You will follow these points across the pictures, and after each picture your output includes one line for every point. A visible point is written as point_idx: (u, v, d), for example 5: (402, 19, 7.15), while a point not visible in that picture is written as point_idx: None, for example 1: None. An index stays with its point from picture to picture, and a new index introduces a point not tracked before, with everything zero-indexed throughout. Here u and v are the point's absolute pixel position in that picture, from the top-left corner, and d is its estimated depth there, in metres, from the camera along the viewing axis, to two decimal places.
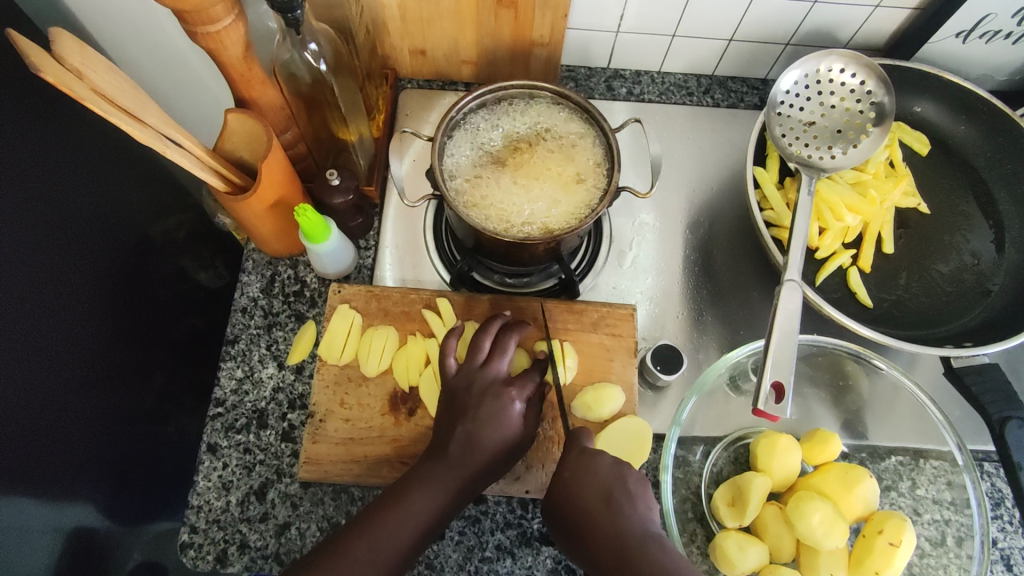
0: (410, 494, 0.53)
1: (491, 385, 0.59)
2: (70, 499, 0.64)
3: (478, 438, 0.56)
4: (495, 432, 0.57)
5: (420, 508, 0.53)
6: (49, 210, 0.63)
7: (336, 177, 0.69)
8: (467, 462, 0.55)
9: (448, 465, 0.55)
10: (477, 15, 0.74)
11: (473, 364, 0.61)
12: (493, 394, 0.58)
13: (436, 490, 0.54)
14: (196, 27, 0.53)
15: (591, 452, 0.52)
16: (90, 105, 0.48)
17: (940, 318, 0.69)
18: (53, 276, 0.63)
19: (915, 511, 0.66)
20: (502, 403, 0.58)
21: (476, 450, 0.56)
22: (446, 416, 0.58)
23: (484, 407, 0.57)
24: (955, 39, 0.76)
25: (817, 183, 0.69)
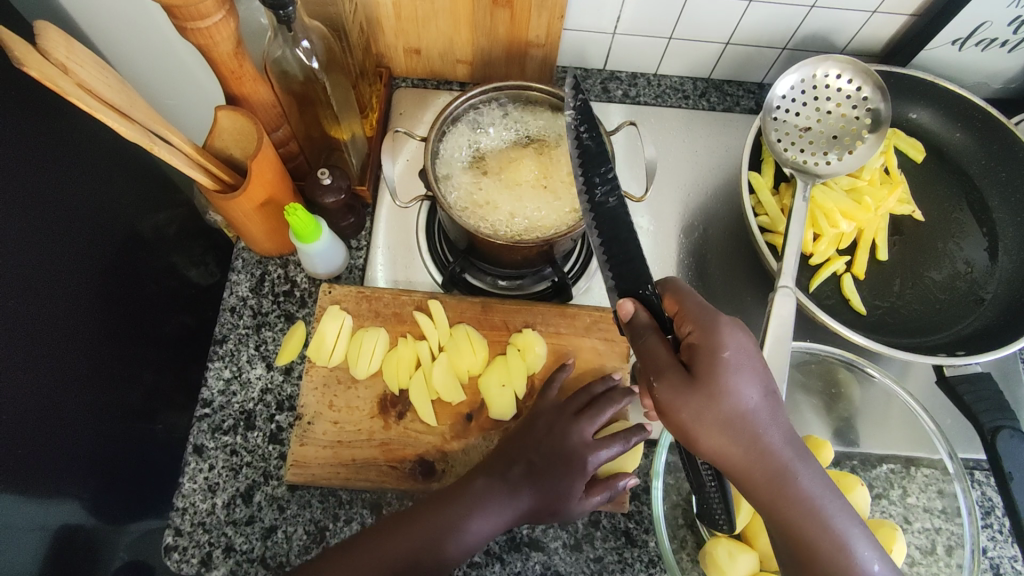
0: (466, 498, 0.56)
1: (576, 437, 0.60)
2: (56, 496, 0.62)
3: (545, 484, 0.58)
4: (567, 482, 0.58)
5: (474, 517, 0.55)
6: (34, 202, 0.62)
7: (327, 177, 0.68)
8: (536, 503, 0.58)
9: (507, 487, 0.57)
10: (472, 15, 0.73)
11: (572, 409, 0.62)
12: (575, 446, 0.59)
13: (496, 507, 0.56)
14: (186, 23, 0.52)
15: (745, 334, 0.50)
16: (76, 101, 0.47)
17: (933, 326, 0.69)
18: (36, 271, 0.61)
19: (905, 519, 0.66)
20: (582, 456, 0.59)
21: (537, 494, 0.57)
22: (518, 450, 0.60)
23: (560, 453, 0.59)
24: (951, 47, 0.76)
25: (812, 189, 0.69)
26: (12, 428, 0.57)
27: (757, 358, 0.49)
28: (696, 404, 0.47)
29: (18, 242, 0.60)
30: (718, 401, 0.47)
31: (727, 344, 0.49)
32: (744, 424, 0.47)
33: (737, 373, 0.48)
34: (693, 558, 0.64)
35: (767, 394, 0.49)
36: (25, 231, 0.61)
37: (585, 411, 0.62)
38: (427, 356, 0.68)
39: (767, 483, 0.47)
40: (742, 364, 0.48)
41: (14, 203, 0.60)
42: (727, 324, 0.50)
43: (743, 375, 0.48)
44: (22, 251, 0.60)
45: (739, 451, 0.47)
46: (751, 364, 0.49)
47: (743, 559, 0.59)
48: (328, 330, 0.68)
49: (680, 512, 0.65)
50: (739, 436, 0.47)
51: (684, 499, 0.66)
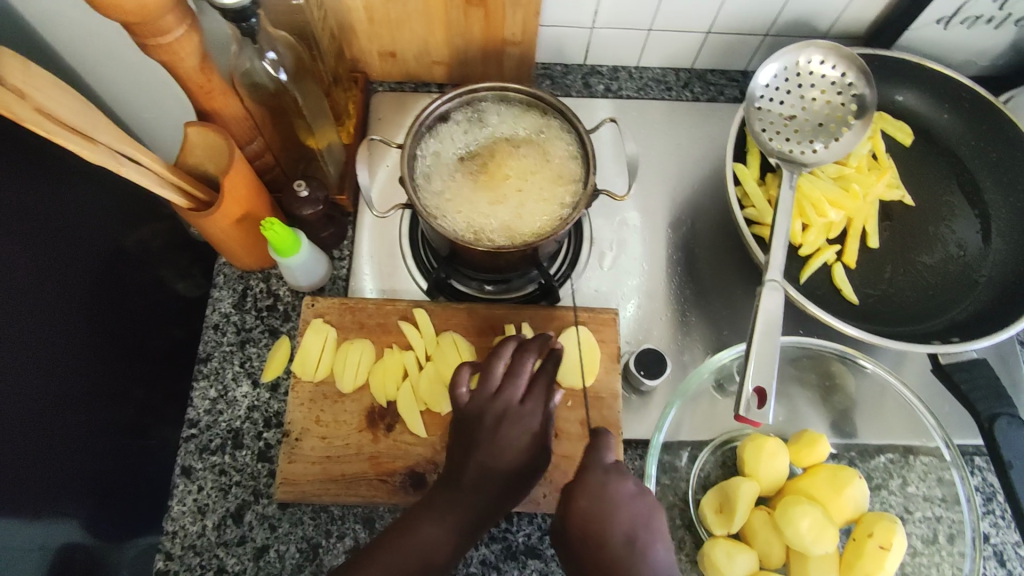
0: (414, 533, 0.46)
1: (503, 424, 0.49)
2: (55, 516, 0.61)
3: (496, 466, 0.48)
4: (508, 459, 0.48)
5: (431, 546, 0.46)
6: (10, 218, 0.60)
7: (304, 189, 0.67)
8: (479, 491, 0.47)
9: (461, 498, 0.48)
10: (446, 15, 0.72)
11: (487, 392, 0.52)
12: (505, 424, 0.49)
13: (451, 524, 0.47)
14: (147, 39, 0.51)
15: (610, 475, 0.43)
16: (35, 127, 0.46)
17: (927, 313, 0.67)
18: (18, 290, 0.60)
19: (906, 509, 0.65)
20: (512, 434, 0.49)
21: (490, 480, 0.48)
22: (455, 448, 0.50)
23: (494, 438, 0.49)
24: (936, 26, 0.75)
25: (798, 178, 0.67)
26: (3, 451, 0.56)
27: (638, 501, 0.41)
28: (564, 538, 0.41)
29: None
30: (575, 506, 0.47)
31: (591, 492, 0.41)
32: (600, 559, 0.39)
33: (596, 519, 0.41)
34: (691, 558, 0.63)
35: (636, 540, 0.39)
36: (6, 248, 0.59)
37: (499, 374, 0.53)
38: (413, 365, 0.67)
39: None
40: (604, 512, 0.41)
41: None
42: (607, 473, 0.43)
43: (611, 521, 0.40)
44: (4, 270, 0.59)
45: None
46: (619, 508, 0.41)
47: (741, 559, 0.58)
48: (313, 344, 0.67)
49: (678, 513, 0.65)
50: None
51: (681, 499, 0.65)
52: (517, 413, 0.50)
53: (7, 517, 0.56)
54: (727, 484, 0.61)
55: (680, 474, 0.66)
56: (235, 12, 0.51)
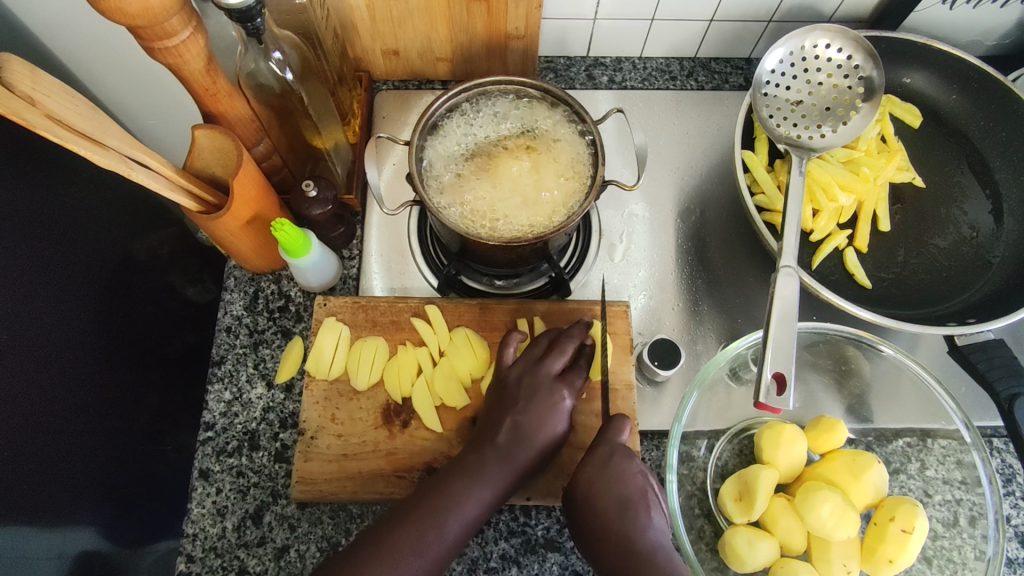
0: (455, 489, 0.52)
1: (543, 379, 0.58)
2: (72, 524, 0.62)
3: (534, 430, 0.56)
4: (545, 421, 0.56)
5: (470, 501, 0.51)
6: (20, 228, 0.60)
7: (313, 188, 0.66)
8: (514, 454, 0.54)
9: (502, 455, 0.54)
10: (449, 11, 0.72)
11: (532, 357, 0.61)
12: (545, 387, 0.58)
13: (490, 482, 0.53)
14: (153, 42, 0.51)
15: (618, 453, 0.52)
16: (44, 132, 0.46)
17: (940, 295, 0.67)
18: (29, 300, 0.60)
19: (925, 493, 0.65)
20: (554, 396, 0.57)
21: (526, 441, 0.55)
22: (494, 410, 0.58)
23: (535, 403, 0.57)
24: (941, 6, 0.74)
25: (808, 163, 0.67)
26: (20, 460, 0.56)
27: (637, 479, 0.51)
28: (569, 496, 0.52)
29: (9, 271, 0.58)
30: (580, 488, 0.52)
31: (599, 462, 0.52)
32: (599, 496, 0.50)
33: (599, 486, 0.51)
34: (711, 547, 0.63)
35: (630, 504, 0.50)
36: (17, 258, 0.59)
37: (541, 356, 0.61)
38: (427, 361, 0.67)
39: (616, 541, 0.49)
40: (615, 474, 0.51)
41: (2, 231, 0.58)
42: (614, 450, 0.53)
43: (606, 492, 0.50)
44: (15, 279, 0.59)
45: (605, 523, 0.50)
46: (620, 482, 0.51)
47: (763, 547, 0.58)
48: (326, 343, 0.67)
49: (696, 501, 0.65)
50: (605, 516, 0.50)
51: (699, 488, 0.65)
52: (557, 382, 0.59)
53: (25, 525, 0.57)
54: (746, 473, 0.60)
55: (697, 463, 0.66)
56: (240, 12, 0.51)
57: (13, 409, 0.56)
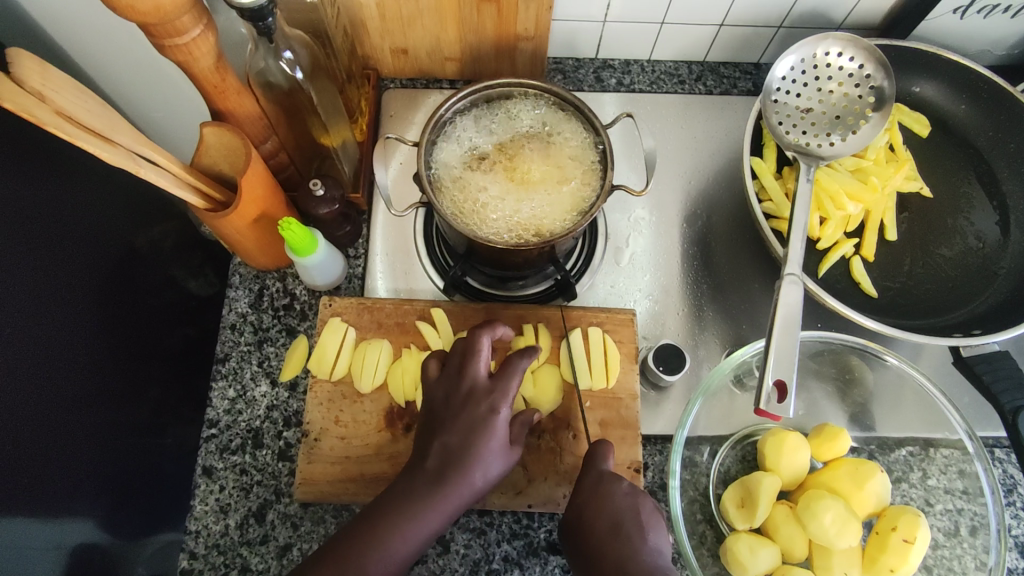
0: (388, 520, 0.51)
1: (468, 399, 0.56)
2: (71, 514, 0.61)
3: (466, 452, 0.53)
4: (475, 438, 0.54)
5: (408, 533, 0.51)
6: (22, 217, 0.60)
7: (320, 187, 0.66)
8: (446, 477, 0.53)
9: (432, 479, 0.53)
10: (459, 11, 0.71)
11: (454, 372, 0.58)
12: (470, 401, 0.56)
13: (426, 509, 0.52)
14: (163, 40, 0.51)
15: (609, 477, 0.54)
16: (55, 129, 0.45)
17: (946, 306, 0.67)
18: (30, 289, 0.60)
19: (926, 502, 0.65)
20: (483, 412, 0.55)
21: (454, 458, 0.53)
22: (425, 431, 0.56)
23: (458, 422, 0.55)
24: (953, 15, 0.74)
25: (816, 171, 0.67)
26: (18, 451, 0.56)
27: (626, 497, 0.52)
28: (567, 525, 0.54)
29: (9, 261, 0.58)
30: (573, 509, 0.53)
31: (587, 491, 0.54)
32: (593, 523, 0.51)
33: (593, 512, 0.52)
34: (712, 553, 0.63)
35: (621, 526, 0.51)
36: (19, 249, 0.59)
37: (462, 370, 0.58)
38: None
39: (605, 538, 0.50)
40: (599, 496, 0.53)
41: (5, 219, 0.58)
42: (602, 476, 0.54)
43: (600, 516, 0.51)
44: (16, 268, 0.58)
45: (597, 534, 0.51)
46: (609, 503, 0.52)
47: (764, 554, 0.58)
48: (330, 343, 0.67)
49: (698, 507, 0.65)
50: (599, 539, 0.50)
51: (702, 494, 0.66)
52: (485, 392, 0.56)
53: (25, 514, 0.56)
54: (748, 480, 0.61)
55: (700, 469, 0.67)
56: (252, 11, 0.51)
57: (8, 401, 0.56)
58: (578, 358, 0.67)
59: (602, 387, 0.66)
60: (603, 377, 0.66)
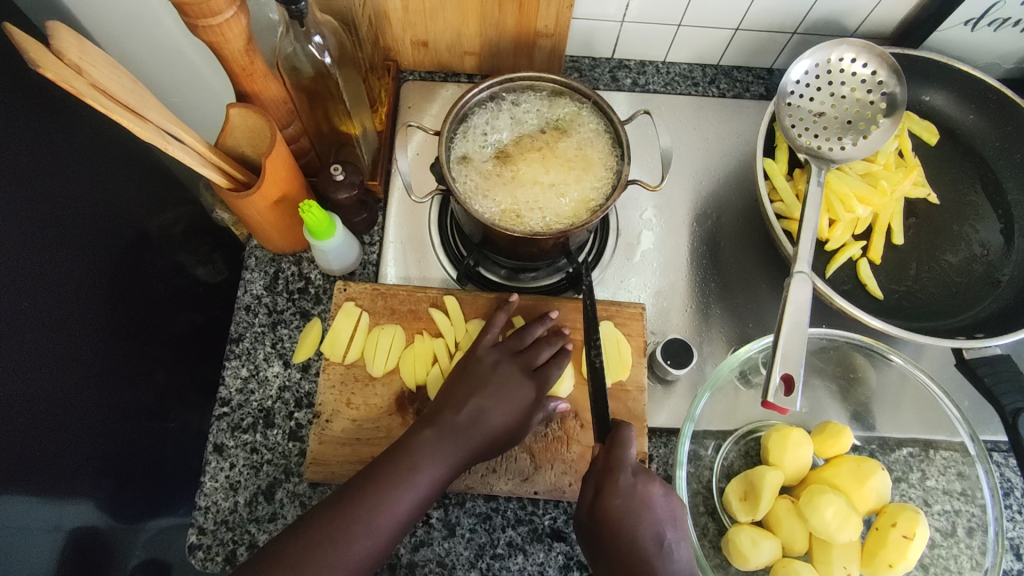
0: (410, 462, 0.57)
1: (515, 371, 0.63)
2: (71, 498, 0.63)
3: (494, 416, 0.60)
4: (508, 406, 0.61)
5: (421, 476, 0.56)
6: (41, 196, 0.61)
7: (340, 172, 0.67)
8: (470, 435, 0.59)
9: (455, 434, 0.59)
10: (481, 6, 0.73)
11: (512, 346, 0.65)
12: (515, 379, 0.62)
13: (441, 461, 0.58)
14: (198, 20, 0.52)
15: (645, 477, 0.54)
16: (91, 101, 0.46)
17: (949, 311, 0.68)
18: (45, 266, 0.61)
19: (925, 502, 0.66)
20: (524, 386, 0.62)
21: (485, 423, 0.60)
22: (461, 390, 0.62)
23: (497, 386, 0.62)
24: (964, 27, 0.76)
25: (827, 173, 0.68)
26: (25, 428, 0.57)
27: (664, 504, 0.54)
28: (594, 519, 0.54)
29: (25, 238, 0.59)
30: (609, 507, 0.53)
31: (625, 491, 0.53)
32: (634, 530, 0.52)
33: (634, 518, 0.53)
34: (714, 545, 0.64)
35: (662, 536, 0.53)
36: (36, 227, 0.60)
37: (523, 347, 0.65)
38: (443, 351, 0.68)
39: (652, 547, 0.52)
40: (639, 502, 0.53)
41: (24, 197, 0.59)
42: (636, 475, 0.54)
43: (641, 525, 0.52)
44: (32, 245, 0.59)
45: (642, 541, 0.52)
46: (650, 512, 0.53)
47: (766, 546, 0.59)
48: (344, 327, 0.68)
49: (701, 500, 0.66)
50: (639, 545, 0.52)
51: (704, 487, 0.67)
52: (529, 376, 0.63)
53: (29, 492, 0.58)
54: (752, 473, 0.62)
55: (704, 462, 0.68)
56: None
57: (21, 375, 0.57)
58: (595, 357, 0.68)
59: (619, 380, 0.67)
60: (613, 370, 0.67)
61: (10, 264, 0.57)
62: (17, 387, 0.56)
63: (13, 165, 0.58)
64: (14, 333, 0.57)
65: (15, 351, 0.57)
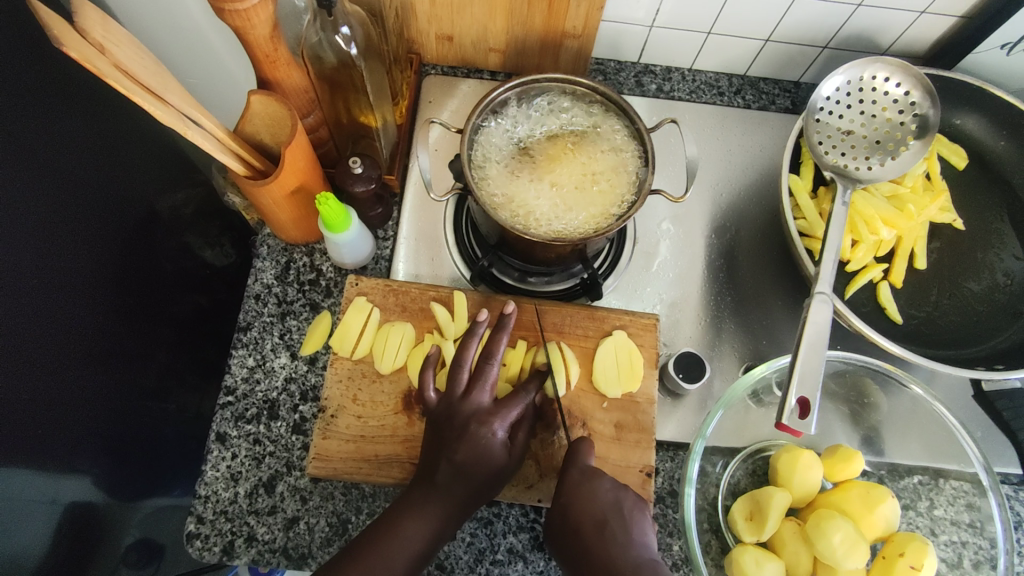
0: (399, 524, 0.54)
1: (475, 413, 0.59)
2: (68, 473, 0.62)
3: (469, 468, 0.56)
4: (482, 454, 0.57)
5: (412, 535, 0.53)
6: (55, 167, 0.60)
7: (359, 165, 0.66)
8: (455, 488, 0.56)
9: (438, 491, 0.56)
10: (510, 3, 0.71)
11: (454, 395, 0.60)
12: (477, 422, 0.58)
13: (436, 517, 0.55)
14: (225, 4, 0.51)
15: (592, 473, 0.54)
16: (113, 82, 0.45)
17: (969, 339, 0.67)
18: (52, 239, 0.60)
19: (932, 532, 0.65)
20: (482, 429, 0.58)
21: (465, 478, 0.56)
22: (433, 448, 0.58)
23: (465, 439, 0.57)
24: (1000, 51, 0.74)
25: (852, 194, 0.67)
26: (25, 402, 0.57)
27: (608, 492, 0.53)
28: (552, 523, 0.53)
29: (34, 208, 0.58)
30: (557, 502, 0.54)
31: (571, 487, 0.54)
32: (577, 525, 0.51)
33: (576, 508, 0.52)
34: (716, 563, 0.63)
35: (605, 523, 0.50)
36: (47, 198, 0.59)
37: (464, 391, 0.60)
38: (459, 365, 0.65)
39: (593, 530, 0.50)
40: (580, 495, 0.53)
41: (36, 168, 0.58)
42: (584, 471, 0.55)
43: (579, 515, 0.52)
44: (42, 217, 0.58)
45: (585, 524, 0.51)
46: (592, 498, 0.52)
47: (770, 567, 0.58)
48: (353, 321, 0.67)
49: (706, 517, 0.65)
50: (584, 537, 0.50)
51: (710, 504, 0.66)
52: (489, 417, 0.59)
53: (27, 466, 0.57)
54: (759, 493, 0.61)
55: (710, 479, 0.67)
56: None
57: (26, 350, 0.56)
58: (606, 367, 0.66)
59: (631, 391, 0.66)
60: (628, 380, 0.66)
61: (18, 235, 0.56)
62: (21, 361, 0.56)
63: (27, 134, 0.57)
64: (18, 307, 0.56)
65: (21, 324, 0.56)
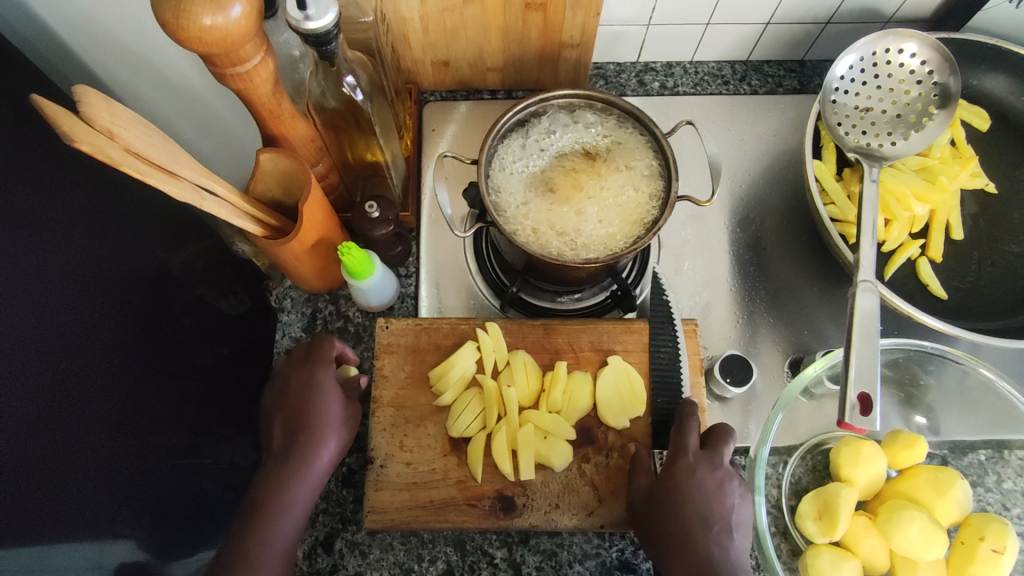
0: (265, 507, 0.55)
1: (295, 375, 0.61)
2: (115, 538, 0.53)
3: (310, 426, 0.58)
4: (313, 404, 0.59)
5: (287, 513, 0.55)
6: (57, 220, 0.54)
7: (375, 209, 0.65)
8: (300, 443, 0.57)
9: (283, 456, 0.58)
10: (504, 20, 0.69)
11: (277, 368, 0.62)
12: (302, 379, 0.60)
13: (296, 482, 0.56)
14: (225, 69, 0.50)
15: (704, 463, 0.57)
16: (127, 169, 0.44)
17: (1016, 305, 0.65)
18: (61, 285, 0.52)
19: (1004, 507, 0.63)
20: (301, 382, 0.60)
21: (303, 431, 0.58)
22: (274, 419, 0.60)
23: (290, 397, 0.60)
24: (1009, 4, 0.72)
25: (881, 173, 0.66)
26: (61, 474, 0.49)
27: (721, 497, 0.56)
28: (650, 497, 0.58)
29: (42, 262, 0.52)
30: (667, 479, 0.57)
31: (683, 472, 0.57)
32: (682, 514, 0.55)
33: (683, 502, 0.56)
34: (789, 565, 0.62)
35: (711, 523, 0.55)
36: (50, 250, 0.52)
37: (284, 361, 0.62)
38: (514, 403, 0.63)
39: (699, 528, 0.55)
40: (692, 490, 0.56)
41: (38, 221, 0.52)
42: (696, 460, 0.57)
43: (693, 508, 0.55)
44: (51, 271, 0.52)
45: (692, 523, 0.55)
46: (701, 497, 0.56)
47: (847, 568, 0.57)
48: (460, 361, 0.65)
49: (772, 520, 0.64)
50: (688, 531, 0.55)
51: (774, 506, 0.64)
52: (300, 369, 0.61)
53: (68, 542, 0.48)
54: (825, 492, 0.59)
55: (771, 480, 0.65)
56: (315, 38, 0.50)
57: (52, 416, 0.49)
58: (609, 397, 0.64)
59: (635, 416, 0.64)
60: (634, 403, 0.64)
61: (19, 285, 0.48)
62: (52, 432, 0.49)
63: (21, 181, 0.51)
64: (21, 356, 0.46)
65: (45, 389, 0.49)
